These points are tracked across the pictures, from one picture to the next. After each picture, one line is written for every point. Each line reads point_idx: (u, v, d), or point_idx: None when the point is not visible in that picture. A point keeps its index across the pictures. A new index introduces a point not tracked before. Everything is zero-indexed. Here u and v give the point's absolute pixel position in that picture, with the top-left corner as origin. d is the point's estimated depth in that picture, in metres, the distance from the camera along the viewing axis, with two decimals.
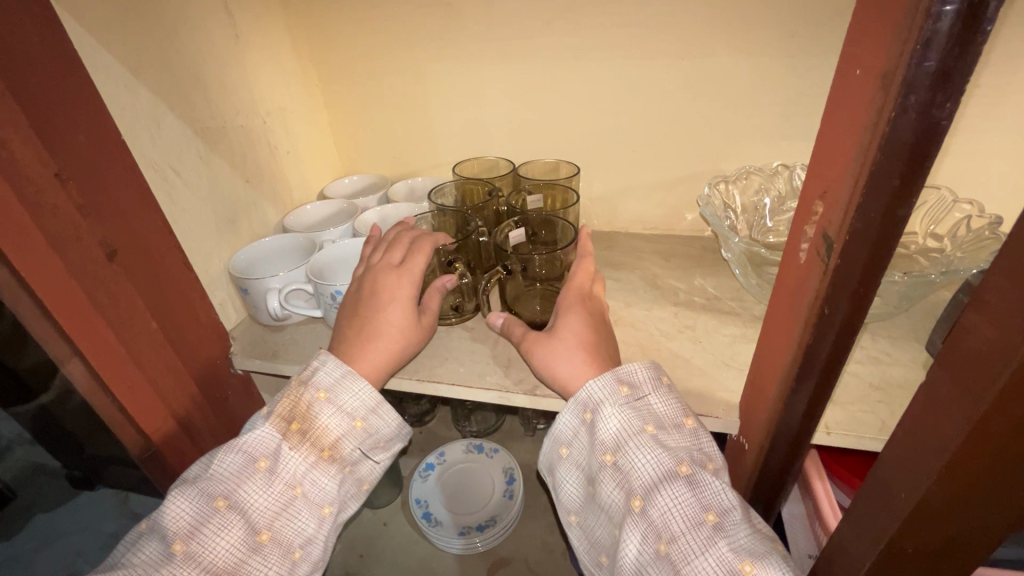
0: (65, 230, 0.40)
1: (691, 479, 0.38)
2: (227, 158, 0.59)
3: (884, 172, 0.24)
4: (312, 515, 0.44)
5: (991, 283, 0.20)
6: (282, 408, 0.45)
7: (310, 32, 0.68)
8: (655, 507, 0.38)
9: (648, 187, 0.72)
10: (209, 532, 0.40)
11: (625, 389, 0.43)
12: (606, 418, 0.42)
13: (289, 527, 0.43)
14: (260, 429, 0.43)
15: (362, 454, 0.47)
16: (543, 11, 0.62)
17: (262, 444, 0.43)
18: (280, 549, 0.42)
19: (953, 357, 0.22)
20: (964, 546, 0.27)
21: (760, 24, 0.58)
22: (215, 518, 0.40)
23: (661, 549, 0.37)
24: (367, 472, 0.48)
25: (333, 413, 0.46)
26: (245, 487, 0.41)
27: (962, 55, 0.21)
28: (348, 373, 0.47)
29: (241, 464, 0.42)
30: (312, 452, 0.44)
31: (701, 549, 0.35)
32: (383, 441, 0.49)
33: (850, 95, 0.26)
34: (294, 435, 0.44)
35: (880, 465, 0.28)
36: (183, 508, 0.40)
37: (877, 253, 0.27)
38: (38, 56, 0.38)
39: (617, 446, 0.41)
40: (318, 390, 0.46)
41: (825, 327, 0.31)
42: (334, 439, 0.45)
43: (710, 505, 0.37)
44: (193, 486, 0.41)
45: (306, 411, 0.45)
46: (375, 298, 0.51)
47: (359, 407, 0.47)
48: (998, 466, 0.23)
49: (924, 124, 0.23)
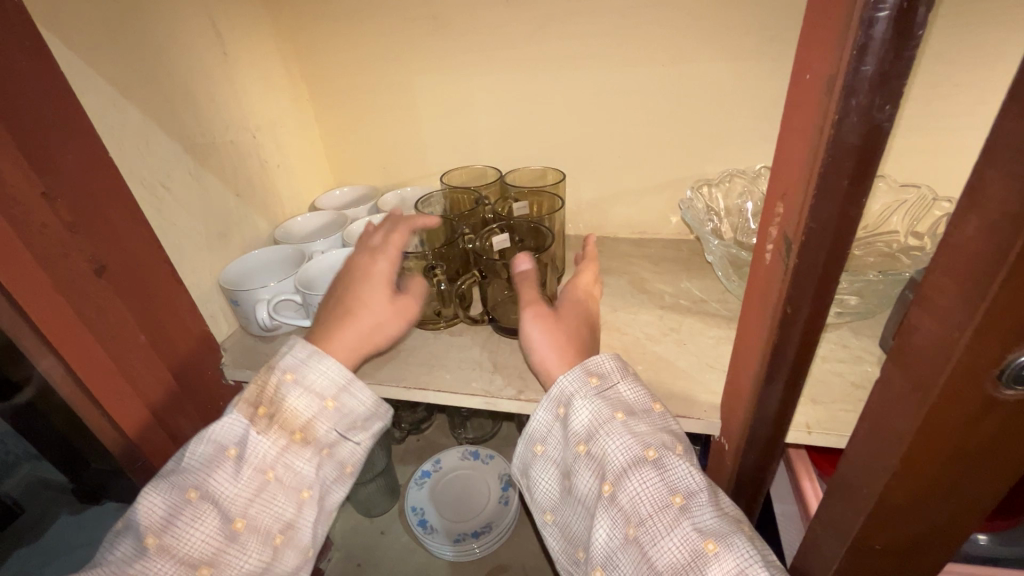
0: (54, 247, 0.41)
1: (659, 463, 0.38)
2: (217, 174, 0.60)
3: (834, 172, 0.25)
4: (289, 499, 0.44)
5: (931, 280, 0.21)
6: (251, 394, 0.46)
7: (299, 47, 0.69)
8: (625, 492, 0.38)
9: (635, 192, 0.73)
10: (183, 524, 0.40)
11: (595, 380, 0.43)
12: (577, 409, 0.42)
13: (266, 513, 0.43)
14: (228, 417, 0.44)
15: (339, 435, 0.47)
16: (526, 23, 0.63)
17: (231, 432, 0.44)
18: (257, 536, 0.42)
19: (901, 353, 0.23)
20: (929, 541, 0.27)
21: (740, 28, 0.59)
22: (188, 509, 0.41)
23: (630, 533, 0.37)
24: (348, 454, 0.48)
25: (301, 393, 0.45)
26: (215, 477, 0.42)
27: (898, 59, 0.21)
28: (313, 354, 0.47)
29: (211, 453, 0.43)
30: (282, 436, 0.44)
31: (668, 530, 0.36)
32: (359, 421, 0.48)
33: (804, 98, 0.26)
34: (261, 420, 0.44)
35: (844, 462, 0.28)
36: (157, 502, 0.41)
37: (834, 251, 0.27)
38: (24, 81, 0.39)
39: (590, 435, 0.41)
40: (284, 372, 0.46)
41: (790, 326, 0.31)
42: (306, 420, 0.45)
43: (676, 488, 0.37)
44: (165, 480, 0.42)
45: (272, 395, 0.45)
46: (353, 283, 0.52)
47: (329, 387, 0.47)
48: (954, 461, 0.23)
49: (867, 126, 0.23)
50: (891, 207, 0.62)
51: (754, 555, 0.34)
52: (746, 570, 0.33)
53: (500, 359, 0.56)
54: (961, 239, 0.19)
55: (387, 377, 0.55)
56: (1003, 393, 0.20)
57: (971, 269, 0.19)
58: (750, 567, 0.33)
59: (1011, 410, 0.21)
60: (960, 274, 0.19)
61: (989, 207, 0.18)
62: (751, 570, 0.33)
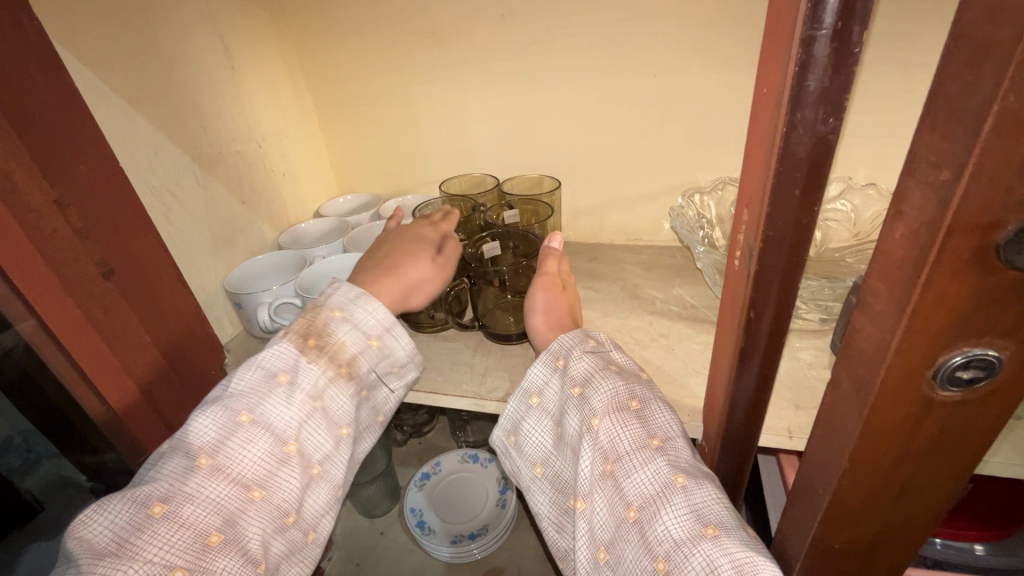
0: (64, 251, 0.44)
1: (641, 412, 0.41)
2: (223, 182, 0.63)
3: (785, 182, 0.26)
4: (331, 432, 0.44)
5: (869, 286, 0.22)
6: (299, 326, 0.45)
7: (304, 60, 0.72)
8: (606, 429, 0.40)
9: (630, 200, 0.74)
10: (235, 445, 0.39)
11: (591, 341, 0.47)
12: (574, 360, 0.45)
13: (313, 439, 0.42)
14: (277, 345, 0.43)
15: (377, 378, 0.48)
16: (521, 36, 0.65)
17: (281, 360, 0.43)
18: (303, 463, 0.42)
19: (847, 357, 0.24)
20: (884, 538, 0.28)
21: (728, 39, 0.60)
22: (239, 432, 0.40)
23: (607, 469, 0.39)
24: (381, 400, 0.50)
25: (349, 330, 0.46)
26: (269, 400, 0.41)
27: (837, 75, 0.23)
28: (362, 295, 0.48)
29: (262, 379, 0.42)
30: (331, 367, 0.44)
31: (642, 465, 0.38)
32: (397, 366, 0.50)
33: (760, 109, 0.27)
34: (312, 350, 0.44)
35: (804, 464, 0.29)
36: (207, 423, 0.39)
37: (792, 256, 0.29)
38: (40, 98, 0.42)
39: (585, 380, 0.43)
40: (334, 310, 0.47)
41: (755, 328, 0.32)
42: (351, 356, 0.46)
43: (655, 433, 0.40)
44: (215, 403, 0.40)
45: (323, 327, 0.45)
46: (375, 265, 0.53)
47: (375, 327, 0.48)
48: (900, 462, 0.24)
49: (814, 139, 0.25)
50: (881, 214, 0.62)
51: (719, 495, 0.36)
52: (711, 503, 0.35)
53: (493, 362, 0.58)
54: (892, 245, 0.20)
55: None
56: (940, 394, 0.21)
57: (901, 273, 0.20)
58: (715, 502, 0.35)
59: (947, 411, 0.22)
60: (893, 280, 0.20)
61: (912, 216, 0.19)
62: (716, 504, 0.35)
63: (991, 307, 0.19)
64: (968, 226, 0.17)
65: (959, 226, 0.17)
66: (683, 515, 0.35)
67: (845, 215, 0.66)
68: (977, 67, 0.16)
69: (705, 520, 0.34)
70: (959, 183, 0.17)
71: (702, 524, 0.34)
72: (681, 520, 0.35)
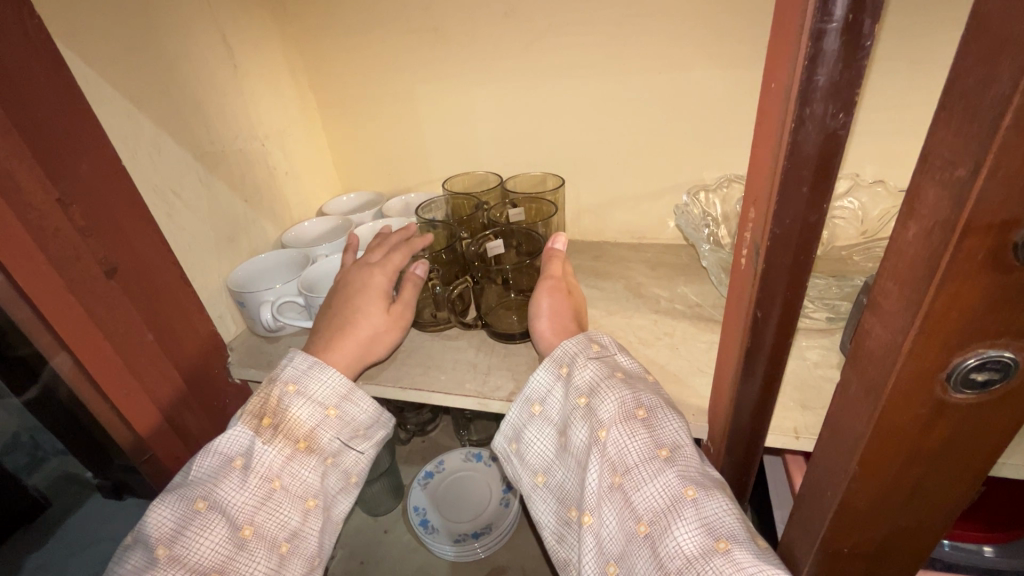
0: (66, 250, 0.44)
1: (648, 421, 0.40)
2: (226, 180, 0.62)
3: (793, 179, 0.25)
4: (295, 507, 0.44)
5: (881, 286, 0.21)
6: (253, 406, 0.45)
7: (307, 58, 0.72)
8: (614, 441, 0.40)
9: (634, 198, 0.74)
10: (192, 534, 0.40)
11: (595, 346, 0.47)
12: (578, 368, 0.45)
13: (273, 519, 0.43)
14: (233, 429, 0.44)
15: (342, 444, 0.48)
16: (524, 33, 0.64)
17: (237, 443, 0.44)
18: (265, 543, 0.42)
19: (857, 358, 0.23)
20: (895, 543, 0.28)
21: (734, 36, 0.59)
22: (196, 519, 0.40)
23: (616, 481, 0.39)
24: (352, 464, 0.49)
25: (304, 403, 0.47)
26: (222, 486, 0.42)
27: (847, 70, 0.22)
28: (316, 364, 0.49)
29: (218, 465, 0.43)
30: (288, 444, 0.45)
31: (650, 477, 0.37)
32: (362, 429, 0.50)
33: (768, 104, 0.26)
34: (266, 430, 0.44)
35: (812, 467, 0.28)
36: (165, 514, 0.40)
37: (800, 255, 0.28)
38: (43, 97, 0.42)
39: (591, 390, 0.43)
40: (287, 383, 0.47)
41: (762, 328, 0.32)
42: (309, 430, 0.46)
43: (663, 442, 0.39)
44: (173, 492, 0.42)
45: (277, 405, 0.46)
46: (359, 290, 0.55)
47: (331, 395, 0.48)
48: (911, 466, 0.24)
49: (823, 134, 0.24)
50: (890, 212, 0.62)
51: (731, 508, 0.35)
52: (722, 516, 0.35)
53: (498, 361, 0.58)
54: (903, 244, 0.20)
55: (383, 377, 0.57)
56: (954, 396, 0.21)
57: (913, 272, 0.19)
58: (727, 514, 0.35)
59: (960, 414, 0.21)
60: (905, 280, 0.20)
61: (925, 215, 0.18)
62: (729, 517, 0.35)
63: (1006, 308, 0.18)
64: (984, 225, 0.17)
65: (974, 225, 0.17)
66: (694, 528, 0.34)
67: (853, 213, 0.65)
68: (994, 61, 0.15)
69: (717, 534, 0.34)
70: (975, 181, 0.16)
71: (713, 538, 0.34)
72: (693, 534, 0.34)
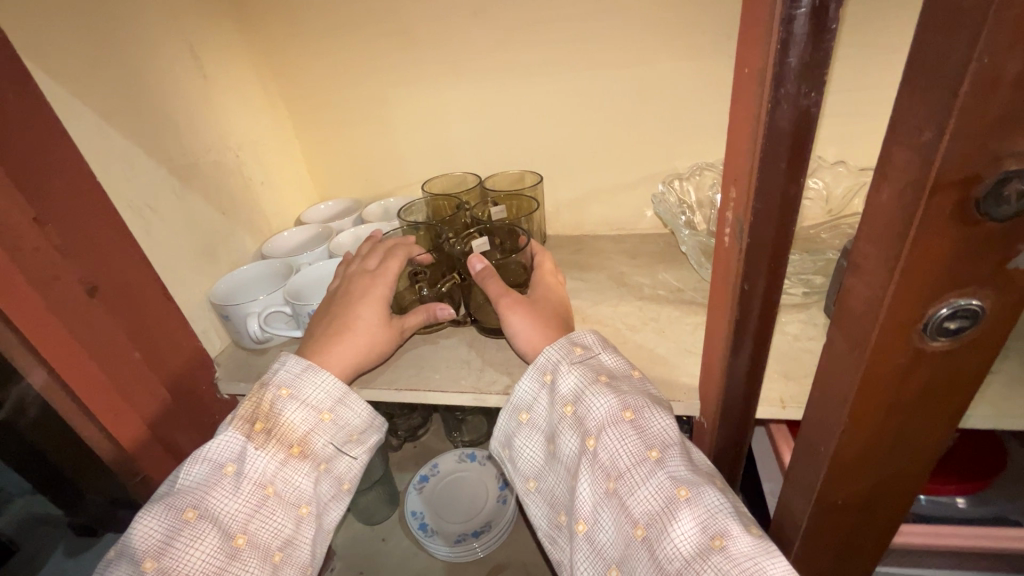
0: (44, 271, 0.43)
1: (636, 423, 0.41)
2: (201, 193, 0.61)
3: (771, 155, 0.27)
4: (288, 515, 0.44)
5: (859, 248, 0.23)
6: (245, 410, 0.45)
7: (275, 67, 0.71)
8: (605, 448, 0.41)
9: (610, 191, 0.76)
10: (182, 545, 0.39)
11: (577, 349, 0.47)
12: (563, 376, 0.45)
13: (265, 528, 0.43)
14: (224, 435, 0.44)
15: (335, 449, 0.48)
16: (494, 33, 0.65)
17: (227, 449, 0.43)
18: (257, 552, 0.42)
19: (841, 317, 0.25)
20: (883, 490, 0.30)
21: (696, 30, 0.62)
22: (185, 530, 0.40)
23: (610, 487, 0.40)
24: (344, 469, 0.49)
25: (297, 407, 0.46)
26: (213, 495, 0.41)
27: (816, 52, 0.24)
28: (307, 367, 0.48)
29: (207, 472, 0.42)
30: (281, 449, 0.45)
31: (643, 481, 0.39)
32: (355, 433, 0.49)
33: (742, 89, 0.28)
34: (258, 435, 0.44)
35: (803, 426, 0.30)
36: (152, 525, 0.40)
37: (780, 227, 0.30)
38: (12, 114, 0.41)
39: (577, 397, 0.44)
40: (280, 387, 0.46)
41: (748, 300, 0.33)
42: (302, 434, 0.46)
43: (653, 443, 0.41)
44: (160, 502, 0.41)
45: (268, 410, 0.45)
46: (350, 299, 0.54)
47: (325, 399, 0.47)
48: (893, 414, 0.25)
49: (797, 112, 0.26)
50: (852, 189, 0.65)
51: (723, 500, 0.37)
52: (716, 512, 0.36)
53: (491, 355, 0.58)
54: (878, 206, 0.21)
55: (377, 381, 0.57)
56: (930, 343, 0.23)
57: (888, 231, 0.21)
58: (719, 509, 0.36)
59: (938, 359, 0.23)
60: (881, 239, 0.21)
61: (897, 177, 0.20)
62: (720, 512, 0.36)
63: (972, 256, 0.20)
64: (950, 182, 0.19)
65: (941, 182, 0.19)
66: (691, 528, 0.36)
67: (819, 193, 0.68)
68: (953, 31, 0.17)
69: (712, 532, 0.35)
70: (941, 142, 0.18)
71: (710, 535, 0.35)
72: (690, 533, 0.36)
